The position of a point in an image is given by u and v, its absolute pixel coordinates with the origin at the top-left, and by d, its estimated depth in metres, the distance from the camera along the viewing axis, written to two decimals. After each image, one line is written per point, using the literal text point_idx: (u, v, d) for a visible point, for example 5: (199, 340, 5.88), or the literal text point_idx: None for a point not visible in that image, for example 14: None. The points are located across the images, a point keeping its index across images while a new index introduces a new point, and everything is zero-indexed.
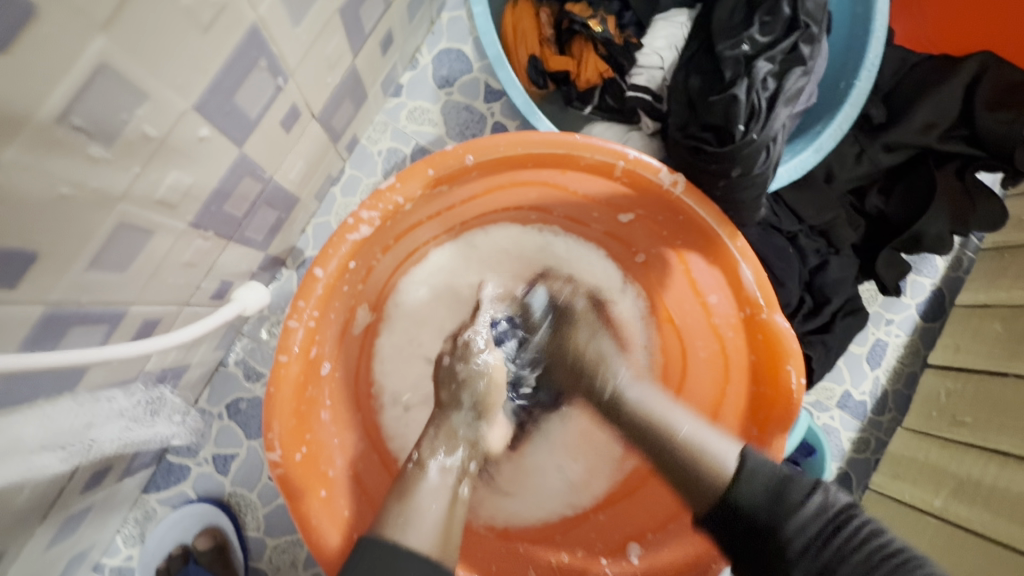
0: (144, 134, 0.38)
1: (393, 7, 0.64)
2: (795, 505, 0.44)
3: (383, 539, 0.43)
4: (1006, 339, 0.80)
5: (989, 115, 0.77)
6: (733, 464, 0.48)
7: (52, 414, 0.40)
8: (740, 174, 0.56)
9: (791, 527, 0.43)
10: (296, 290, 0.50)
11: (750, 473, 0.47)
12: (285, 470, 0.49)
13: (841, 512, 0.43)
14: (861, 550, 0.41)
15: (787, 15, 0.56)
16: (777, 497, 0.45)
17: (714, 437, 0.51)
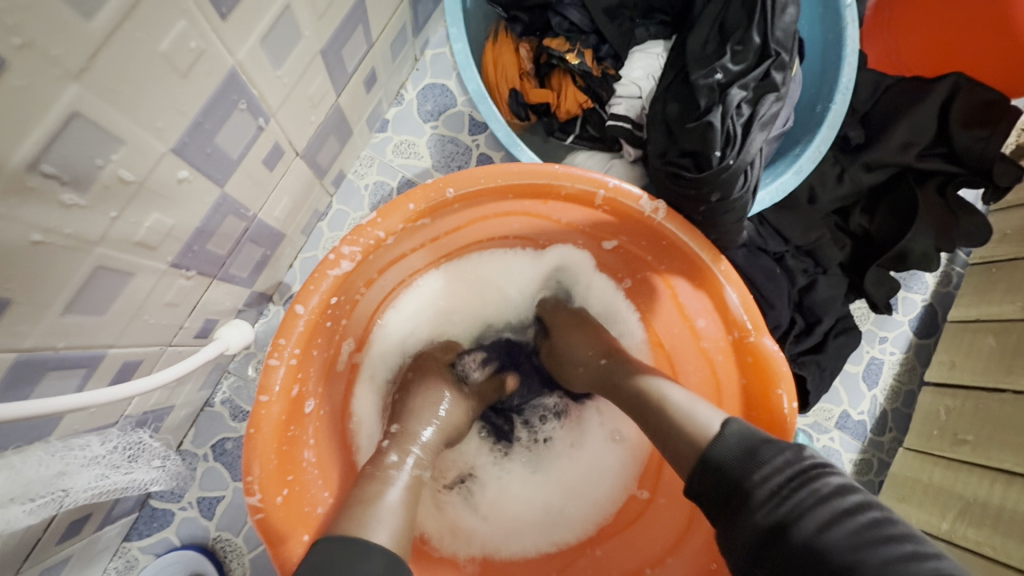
0: (120, 178, 0.38)
1: (377, 46, 0.66)
2: (764, 460, 0.45)
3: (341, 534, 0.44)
4: (1001, 354, 0.79)
5: (966, 132, 0.79)
6: (715, 427, 0.49)
7: (21, 465, 0.39)
8: (719, 200, 0.56)
9: (757, 477, 0.44)
10: (277, 327, 0.49)
11: (727, 433, 0.48)
12: (266, 513, 0.47)
13: (811, 469, 0.43)
14: (822, 506, 0.41)
15: (757, 44, 0.57)
16: (748, 456, 0.46)
17: (700, 406, 0.52)
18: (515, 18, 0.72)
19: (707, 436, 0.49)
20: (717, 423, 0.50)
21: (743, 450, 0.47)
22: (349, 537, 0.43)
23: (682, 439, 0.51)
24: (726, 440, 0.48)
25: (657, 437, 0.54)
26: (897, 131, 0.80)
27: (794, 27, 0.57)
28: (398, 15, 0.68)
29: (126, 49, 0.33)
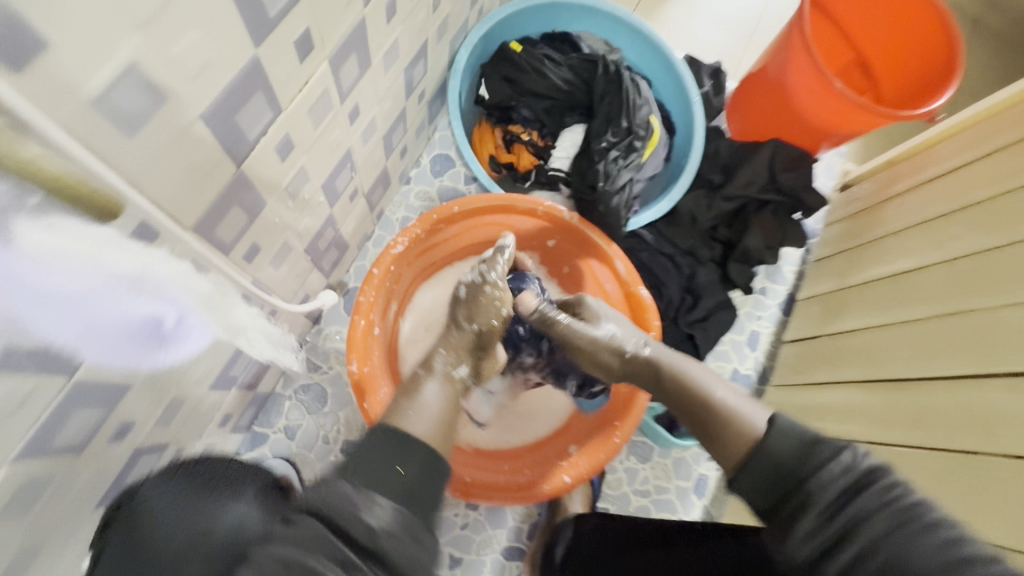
0: (307, 199, 0.78)
1: (409, 132, 1.10)
2: (820, 462, 0.51)
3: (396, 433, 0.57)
4: (820, 313, 1.19)
5: (784, 174, 1.24)
6: (761, 427, 0.61)
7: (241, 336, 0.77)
8: (603, 209, 1.01)
9: (816, 478, 0.50)
10: (363, 280, 0.89)
11: (779, 433, 0.56)
12: (359, 377, 0.85)
13: (866, 471, 0.49)
14: (888, 503, 0.46)
15: (626, 126, 1.03)
16: (804, 455, 0.53)
17: (746, 407, 0.66)
18: (491, 113, 1.15)
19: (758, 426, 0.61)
20: (763, 423, 0.61)
21: (797, 444, 0.54)
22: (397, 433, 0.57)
23: (734, 434, 0.62)
24: (769, 427, 0.58)
25: (702, 425, 0.68)
26: (741, 175, 1.24)
27: (645, 118, 1.04)
28: (422, 114, 1.12)
29: None
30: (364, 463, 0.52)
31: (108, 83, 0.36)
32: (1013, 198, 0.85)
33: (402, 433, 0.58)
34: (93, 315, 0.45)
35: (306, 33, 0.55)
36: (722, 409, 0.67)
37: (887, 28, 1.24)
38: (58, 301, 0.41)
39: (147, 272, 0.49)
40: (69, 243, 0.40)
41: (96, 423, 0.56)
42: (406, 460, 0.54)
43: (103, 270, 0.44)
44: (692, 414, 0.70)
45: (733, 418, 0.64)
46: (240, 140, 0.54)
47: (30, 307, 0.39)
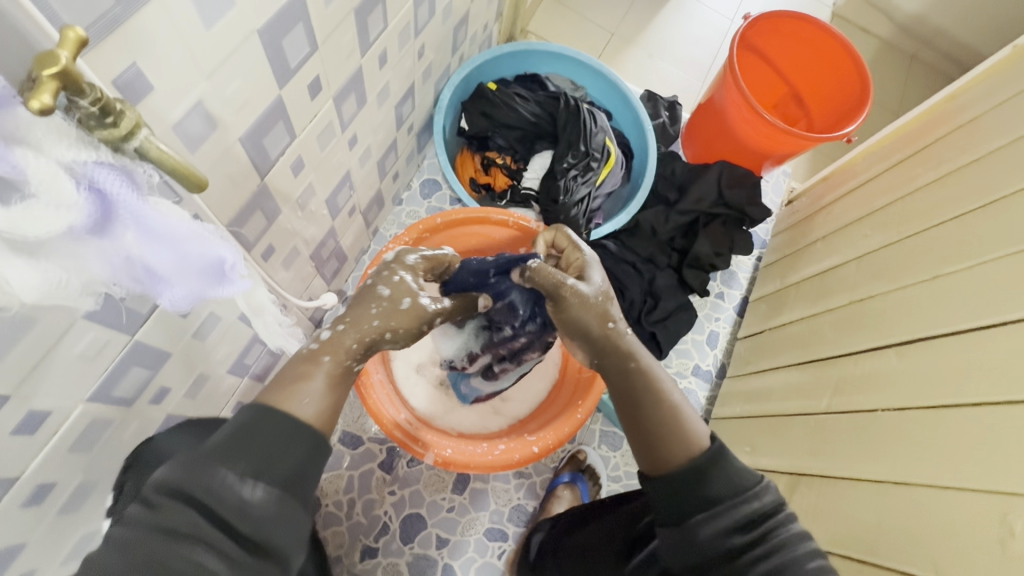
0: (313, 210, 0.94)
1: (400, 159, 1.28)
2: (750, 493, 0.67)
3: (275, 412, 0.58)
4: (766, 311, 1.34)
5: (729, 190, 1.41)
6: (706, 442, 0.71)
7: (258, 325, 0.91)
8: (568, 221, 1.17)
9: (744, 505, 0.66)
10: (359, 281, 1.04)
11: (722, 453, 0.69)
12: None
13: (785, 516, 0.67)
14: (792, 549, 0.64)
15: (585, 150, 1.21)
16: (738, 485, 0.67)
17: (692, 418, 0.74)
18: (471, 142, 1.34)
19: (701, 442, 0.71)
20: (707, 440, 0.71)
21: (734, 481, 0.67)
22: (280, 415, 0.59)
23: (679, 441, 0.71)
24: (723, 459, 0.68)
25: (640, 424, 0.75)
26: (693, 192, 1.42)
27: (602, 144, 1.22)
28: (411, 144, 1.30)
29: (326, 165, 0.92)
30: (250, 446, 0.55)
31: (184, 112, 0.53)
32: (907, 204, 1.04)
33: (282, 413, 0.59)
34: (185, 251, 0.49)
35: (317, 78, 0.73)
36: (674, 416, 0.74)
37: (813, 65, 1.44)
38: (167, 238, 0.46)
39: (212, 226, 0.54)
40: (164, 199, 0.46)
41: (144, 382, 0.70)
42: (287, 439, 0.57)
43: (189, 222, 0.49)
44: (637, 408, 0.76)
45: (682, 427, 0.72)
46: (265, 157, 0.71)
47: (146, 240, 0.44)
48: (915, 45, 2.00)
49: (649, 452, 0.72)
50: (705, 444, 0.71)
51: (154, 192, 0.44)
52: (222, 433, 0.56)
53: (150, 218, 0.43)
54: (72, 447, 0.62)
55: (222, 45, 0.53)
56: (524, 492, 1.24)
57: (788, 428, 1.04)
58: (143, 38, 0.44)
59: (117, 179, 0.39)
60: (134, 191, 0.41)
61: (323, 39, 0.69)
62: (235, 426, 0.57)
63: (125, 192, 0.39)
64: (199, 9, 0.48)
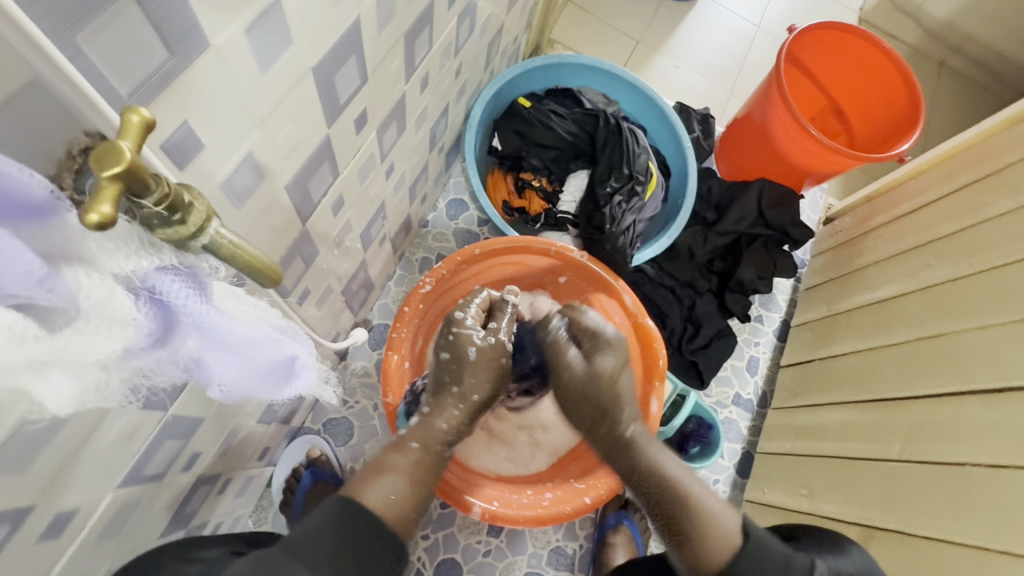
0: (347, 246, 0.87)
1: (429, 181, 1.20)
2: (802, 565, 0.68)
3: (360, 508, 0.63)
4: (813, 338, 1.27)
5: (771, 211, 1.34)
6: (739, 540, 0.70)
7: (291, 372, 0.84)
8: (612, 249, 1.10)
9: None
10: (396, 319, 0.97)
11: (758, 543, 0.69)
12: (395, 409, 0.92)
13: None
14: None
15: (628, 173, 1.14)
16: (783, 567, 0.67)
17: (717, 507, 0.74)
18: (502, 162, 1.26)
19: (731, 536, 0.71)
20: (741, 536, 0.71)
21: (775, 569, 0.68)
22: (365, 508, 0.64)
23: (713, 540, 0.71)
24: (759, 554, 0.69)
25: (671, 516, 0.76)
26: (733, 213, 1.35)
27: (644, 166, 1.15)
28: (440, 164, 1.22)
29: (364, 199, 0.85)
30: (327, 546, 0.58)
31: (233, 167, 0.46)
32: (980, 233, 0.98)
33: (360, 511, 0.63)
34: (257, 358, 0.43)
35: (363, 112, 0.66)
36: (696, 507, 0.75)
37: (856, 78, 1.37)
38: (241, 345, 0.40)
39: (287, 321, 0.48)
40: (236, 297, 0.41)
41: (176, 453, 0.63)
42: (366, 542, 0.61)
43: (263, 321, 0.42)
44: (661, 502, 0.77)
45: (705, 516, 0.73)
46: (308, 202, 0.63)
47: (215, 351, 0.38)
48: (947, 52, 1.92)
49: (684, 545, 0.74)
50: (736, 541, 0.70)
51: (222, 298, 0.39)
52: (306, 525, 0.60)
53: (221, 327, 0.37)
54: (100, 537, 0.55)
55: (277, 87, 0.46)
56: (563, 533, 1.18)
57: (852, 474, 0.97)
58: (196, 92, 0.37)
59: (182, 284, 0.34)
60: (203, 298, 0.35)
61: (372, 69, 0.62)
62: (318, 521, 0.60)
63: (188, 295, 0.34)
64: (255, 51, 0.40)
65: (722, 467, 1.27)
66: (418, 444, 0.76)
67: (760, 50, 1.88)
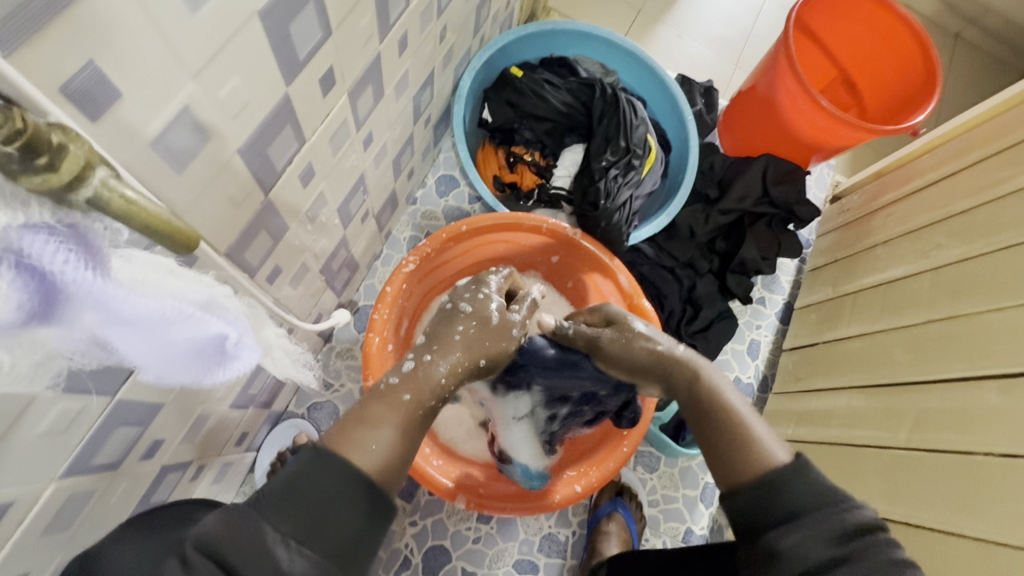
0: (323, 221, 0.82)
1: (416, 155, 1.14)
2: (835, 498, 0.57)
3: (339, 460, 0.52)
4: (818, 320, 1.22)
5: (776, 188, 1.28)
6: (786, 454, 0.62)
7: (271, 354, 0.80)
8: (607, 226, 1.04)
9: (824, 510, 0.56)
10: (376, 299, 0.92)
11: (804, 467, 0.59)
12: None
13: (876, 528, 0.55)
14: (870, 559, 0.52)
15: (624, 146, 1.07)
16: (819, 492, 0.57)
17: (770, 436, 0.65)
18: (493, 135, 1.20)
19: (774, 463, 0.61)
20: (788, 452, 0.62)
21: (817, 493, 0.57)
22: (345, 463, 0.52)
23: (754, 452, 0.63)
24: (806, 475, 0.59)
25: (717, 435, 0.67)
26: (736, 190, 1.29)
27: (643, 138, 1.09)
28: (427, 137, 1.16)
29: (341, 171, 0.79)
30: (301, 500, 0.49)
31: (166, 124, 0.40)
32: (997, 210, 0.92)
33: (344, 464, 0.52)
34: (170, 335, 0.40)
35: (329, 71, 0.60)
36: (738, 426, 0.66)
37: (870, 45, 1.29)
38: (146, 319, 0.37)
39: (217, 295, 0.44)
40: (150, 266, 0.38)
41: (132, 440, 0.58)
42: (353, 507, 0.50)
43: (178, 294, 0.39)
44: (708, 423, 0.68)
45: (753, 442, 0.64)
46: (269, 170, 0.58)
47: (113, 326, 0.36)
48: (963, 23, 1.82)
49: (717, 462, 0.65)
50: (784, 459, 0.62)
51: (126, 266, 0.36)
52: (278, 476, 0.51)
53: (114, 299, 0.35)
54: (44, 530, 0.52)
55: (215, 33, 0.40)
56: (555, 520, 1.15)
57: (856, 461, 0.93)
58: (102, 27, 0.32)
59: (58, 247, 0.31)
60: (87, 264, 0.33)
61: (338, 22, 0.56)
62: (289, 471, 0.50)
63: (66, 260, 0.32)
64: None
65: None
66: (413, 398, 0.61)
67: (767, 20, 1.79)
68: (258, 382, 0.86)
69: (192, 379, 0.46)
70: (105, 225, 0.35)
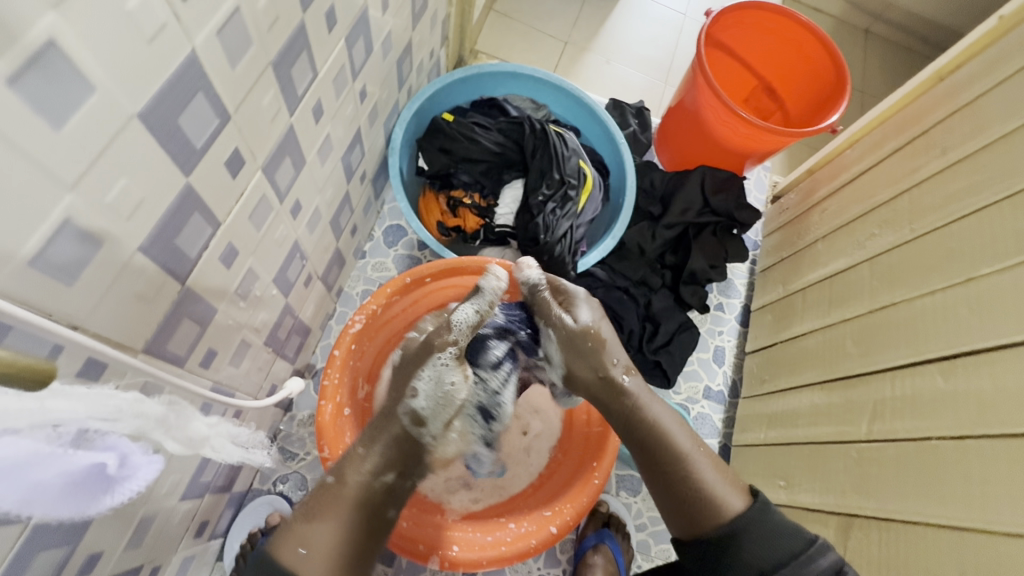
0: (258, 294, 0.80)
1: (356, 212, 1.14)
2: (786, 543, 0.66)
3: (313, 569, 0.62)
4: (773, 321, 1.25)
5: (715, 197, 1.31)
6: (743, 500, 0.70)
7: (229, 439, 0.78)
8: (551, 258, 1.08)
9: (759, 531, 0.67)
10: (325, 364, 0.90)
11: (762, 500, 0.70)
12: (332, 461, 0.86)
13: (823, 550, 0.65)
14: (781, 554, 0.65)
15: (558, 179, 1.10)
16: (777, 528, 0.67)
17: (727, 489, 0.72)
18: (433, 181, 1.22)
19: (734, 515, 0.69)
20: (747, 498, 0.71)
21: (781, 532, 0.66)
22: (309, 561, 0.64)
23: (712, 508, 0.70)
24: (762, 522, 0.67)
25: (676, 490, 0.74)
26: (677, 203, 1.31)
27: (575, 169, 1.12)
28: (367, 192, 1.16)
29: (270, 246, 0.78)
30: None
31: (45, 238, 0.40)
32: (915, 198, 0.97)
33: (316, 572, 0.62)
34: (34, 477, 0.39)
35: (235, 152, 0.59)
36: (694, 474, 0.74)
37: (777, 53, 1.37)
38: (1, 470, 0.36)
39: (90, 426, 0.44)
40: (10, 406, 0.36)
41: (62, 560, 0.55)
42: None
43: (32, 435, 0.38)
44: (658, 460, 0.76)
45: (712, 493, 0.71)
46: (182, 259, 0.57)
47: None
48: (869, 19, 1.91)
49: (679, 510, 0.73)
50: (741, 508, 0.70)
51: None
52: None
53: None
54: None
55: (87, 142, 0.40)
56: (544, 561, 1.11)
57: (831, 461, 0.93)
58: None
59: None
60: None
61: (235, 106, 0.56)
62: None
63: None
64: (33, 105, 0.35)
65: None
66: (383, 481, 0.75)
67: (688, 37, 1.87)
68: (210, 469, 0.83)
69: (67, 514, 0.45)
70: None
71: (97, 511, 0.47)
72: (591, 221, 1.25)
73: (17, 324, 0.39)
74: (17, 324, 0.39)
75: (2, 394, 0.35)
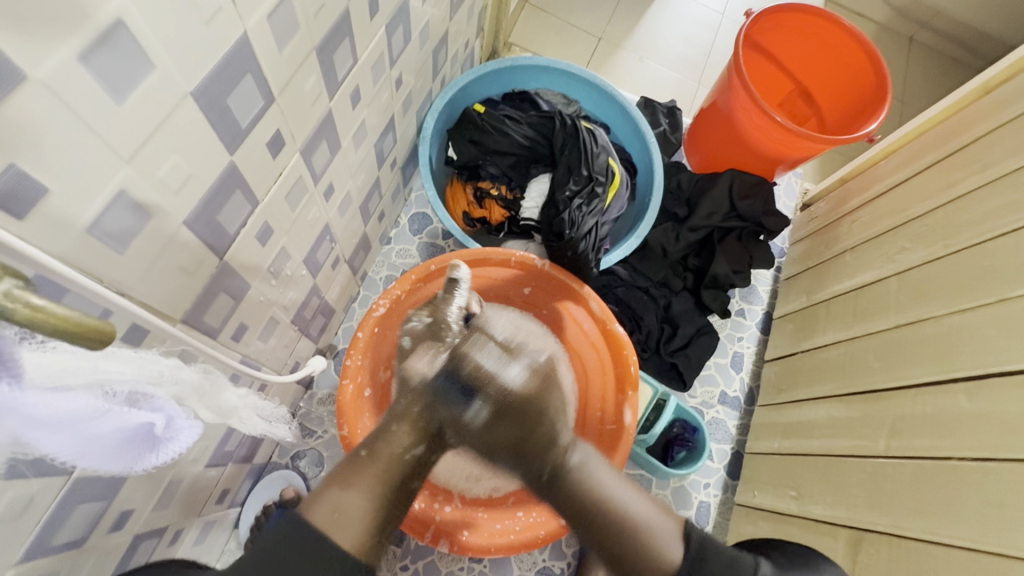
0: (289, 272, 0.82)
1: (385, 198, 1.16)
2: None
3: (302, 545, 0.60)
4: (794, 331, 1.24)
5: (743, 202, 1.29)
6: (679, 554, 0.68)
7: (259, 409, 0.81)
8: (573, 253, 1.09)
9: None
10: (347, 345, 0.93)
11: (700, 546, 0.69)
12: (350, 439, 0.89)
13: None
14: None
15: (586, 174, 1.10)
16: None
17: (665, 537, 0.69)
18: (461, 172, 1.23)
19: (676, 569, 0.67)
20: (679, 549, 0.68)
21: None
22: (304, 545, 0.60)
23: (651, 566, 0.67)
24: None
25: (617, 548, 0.70)
26: (704, 206, 1.29)
27: (603, 166, 1.13)
28: (396, 179, 1.18)
29: (303, 229, 0.80)
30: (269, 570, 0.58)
31: (102, 209, 0.42)
32: (953, 212, 0.94)
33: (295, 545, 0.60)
34: (92, 432, 0.42)
35: (277, 134, 0.61)
36: (629, 529, 0.69)
37: (815, 59, 1.35)
38: (65, 421, 0.39)
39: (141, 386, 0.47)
40: (74, 364, 0.39)
41: (97, 515, 0.58)
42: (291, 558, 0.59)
43: (93, 391, 0.41)
44: (593, 522, 0.71)
45: (646, 547, 0.68)
46: (221, 235, 0.59)
47: (33, 429, 0.37)
48: (915, 27, 1.85)
49: (619, 570, 0.69)
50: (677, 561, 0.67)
51: (49, 366, 0.37)
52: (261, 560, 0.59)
53: (32, 412, 0.36)
54: None
55: (146, 118, 0.42)
56: (549, 553, 1.13)
57: (849, 474, 0.92)
58: (29, 132, 0.34)
59: None
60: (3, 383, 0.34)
61: (279, 90, 0.57)
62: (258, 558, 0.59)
63: None
64: (102, 81, 0.37)
65: (712, 471, 1.21)
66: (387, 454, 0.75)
67: (725, 38, 1.84)
68: (234, 440, 0.86)
69: (115, 469, 0.47)
70: (22, 333, 0.36)
71: (141, 469, 0.50)
72: (616, 220, 1.25)
73: (75, 288, 0.42)
74: (73, 287, 0.42)
75: (60, 349, 0.38)
